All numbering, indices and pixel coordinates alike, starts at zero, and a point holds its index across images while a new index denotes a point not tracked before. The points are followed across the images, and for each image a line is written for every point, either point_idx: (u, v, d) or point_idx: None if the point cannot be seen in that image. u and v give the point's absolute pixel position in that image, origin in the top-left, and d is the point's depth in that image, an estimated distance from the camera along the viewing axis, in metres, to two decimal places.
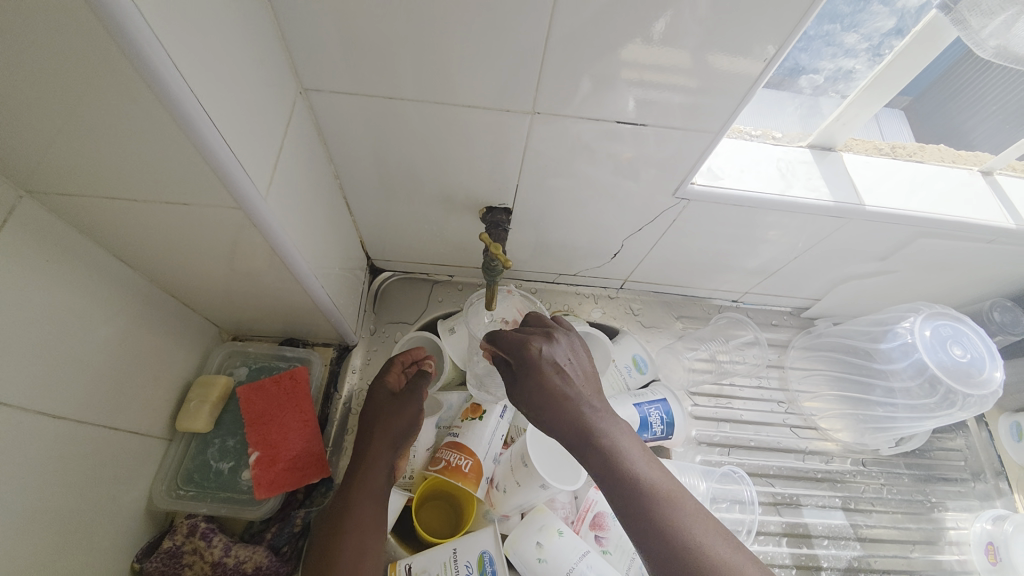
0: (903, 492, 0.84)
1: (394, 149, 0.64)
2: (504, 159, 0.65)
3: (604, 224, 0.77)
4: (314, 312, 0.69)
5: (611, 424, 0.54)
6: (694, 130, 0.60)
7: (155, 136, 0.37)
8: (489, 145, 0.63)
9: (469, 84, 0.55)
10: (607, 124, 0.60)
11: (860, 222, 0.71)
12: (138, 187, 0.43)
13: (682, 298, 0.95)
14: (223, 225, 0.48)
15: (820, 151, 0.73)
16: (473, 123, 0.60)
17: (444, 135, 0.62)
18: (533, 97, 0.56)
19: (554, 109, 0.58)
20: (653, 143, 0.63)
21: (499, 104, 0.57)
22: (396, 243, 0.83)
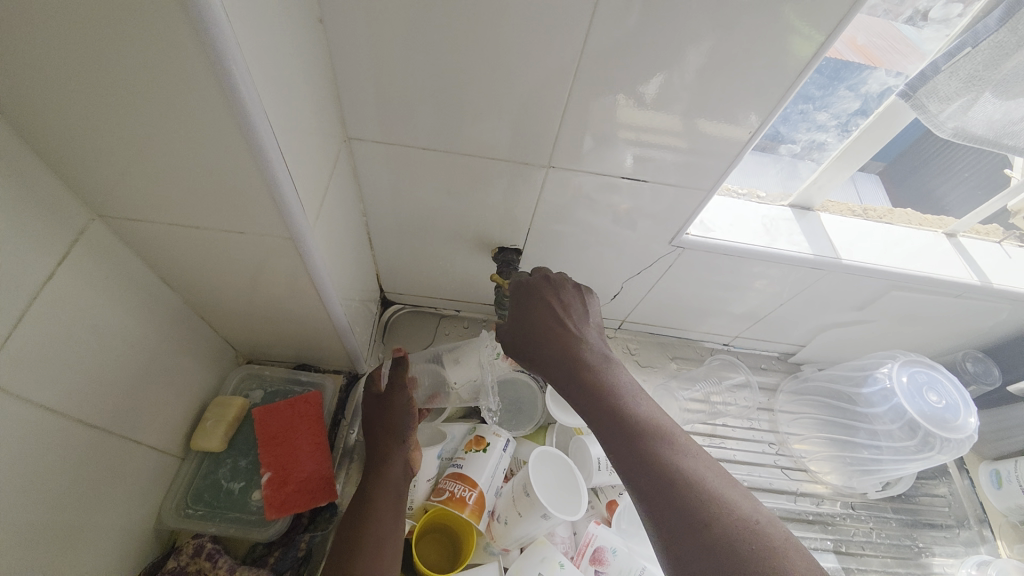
0: (892, 537, 0.86)
1: (421, 193, 0.71)
2: (519, 205, 0.72)
3: (606, 268, 0.83)
4: (332, 338, 0.73)
5: (609, 369, 0.56)
6: (689, 187, 0.68)
7: (235, 175, 0.43)
8: (506, 193, 0.70)
9: (493, 140, 0.63)
10: (610, 177, 0.68)
11: (838, 274, 0.78)
12: (204, 216, 0.48)
13: (675, 340, 1.01)
14: (272, 252, 0.53)
15: (799, 210, 0.81)
16: (493, 173, 0.67)
17: (467, 182, 0.69)
18: (549, 153, 0.64)
19: (566, 163, 0.66)
20: (650, 198, 0.70)
21: (519, 156, 0.65)
22: (409, 278, 0.88)
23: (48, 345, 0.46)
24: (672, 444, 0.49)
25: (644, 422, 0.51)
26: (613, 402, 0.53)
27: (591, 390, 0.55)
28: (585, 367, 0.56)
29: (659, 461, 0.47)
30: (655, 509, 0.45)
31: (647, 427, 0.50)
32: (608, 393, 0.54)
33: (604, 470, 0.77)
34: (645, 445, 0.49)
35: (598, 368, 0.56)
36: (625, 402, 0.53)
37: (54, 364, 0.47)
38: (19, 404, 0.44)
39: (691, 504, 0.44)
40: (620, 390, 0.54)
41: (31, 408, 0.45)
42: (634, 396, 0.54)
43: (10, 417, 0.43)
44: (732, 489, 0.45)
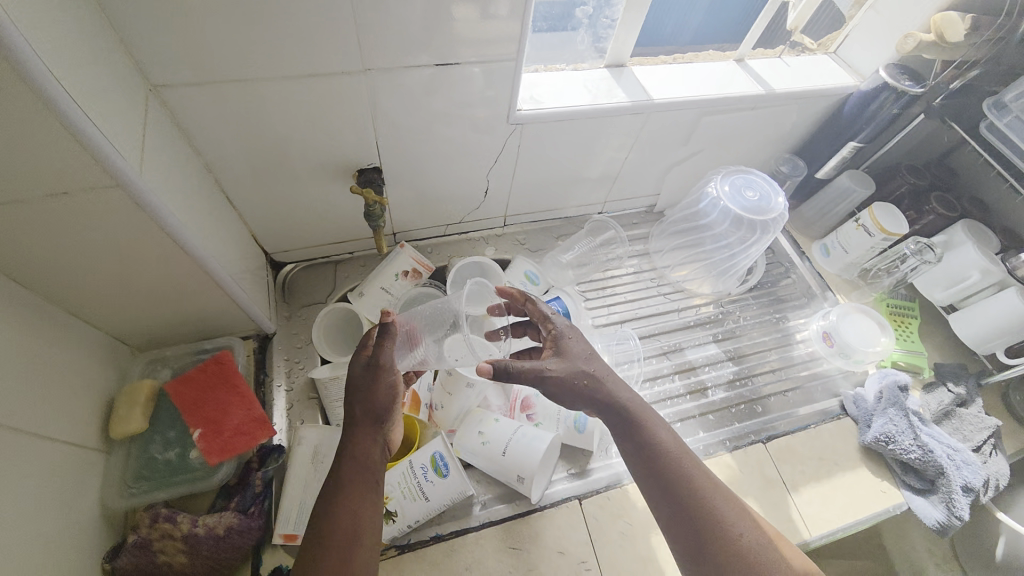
0: (755, 316, 1.07)
1: (259, 131, 0.71)
2: (358, 120, 0.74)
3: (468, 167, 0.89)
4: (221, 298, 0.74)
5: (645, 412, 0.63)
6: (498, 59, 0.71)
7: (22, 120, 0.42)
8: (340, 111, 0.72)
9: (304, 56, 0.63)
10: (427, 68, 0.70)
11: (656, 113, 0.90)
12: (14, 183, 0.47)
13: (557, 221, 1.12)
14: (110, 210, 0.53)
15: (615, 68, 0.90)
16: (320, 91, 0.69)
17: (299, 106, 0.70)
18: (360, 56, 0.66)
19: (383, 66, 0.68)
20: (472, 79, 0.73)
21: (335, 67, 0.66)
22: (287, 229, 0.89)
23: None
24: (701, 484, 0.59)
25: (682, 466, 0.60)
26: (654, 452, 0.61)
27: (636, 442, 0.61)
28: (628, 420, 0.62)
29: (694, 505, 0.58)
30: (685, 545, 0.57)
31: (688, 474, 0.59)
32: (654, 445, 0.61)
33: None
34: (685, 489, 0.59)
35: (639, 423, 0.62)
36: (665, 446, 0.61)
37: None
38: None
39: (717, 543, 0.56)
40: (659, 442, 0.61)
41: None
42: (668, 445, 0.61)
43: None
44: (740, 516, 0.58)
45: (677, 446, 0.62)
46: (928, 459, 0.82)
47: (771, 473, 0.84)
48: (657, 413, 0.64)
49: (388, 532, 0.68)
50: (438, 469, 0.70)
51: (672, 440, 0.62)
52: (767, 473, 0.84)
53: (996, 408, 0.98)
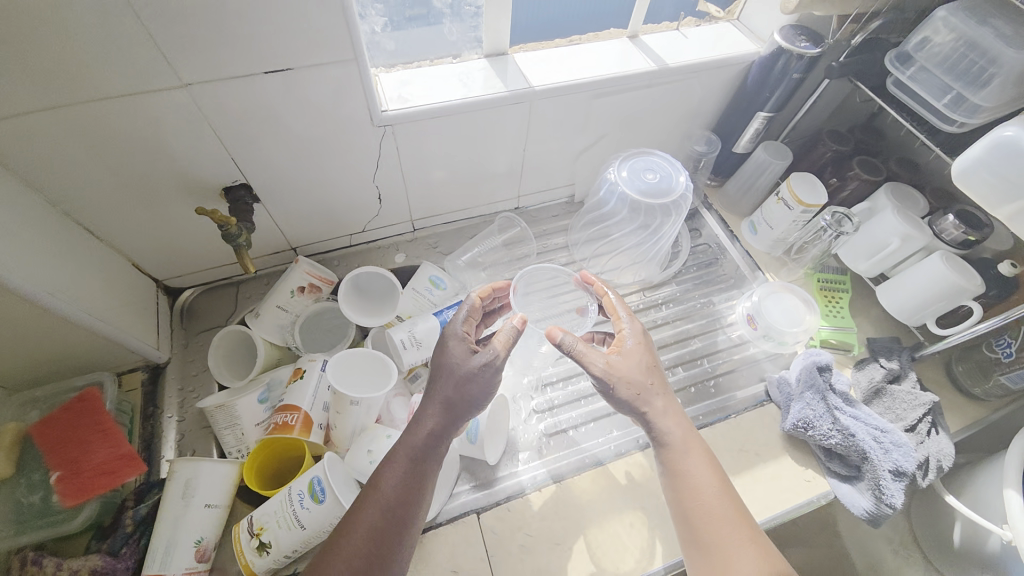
0: (680, 303, 1.02)
1: (92, 158, 0.65)
2: (203, 138, 0.69)
3: (350, 176, 0.85)
4: (85, 335, 0.71)
5: (661, 405, 0.71)
6: (335, 61, 0.66)
7: None
8: (177, 129, 0.66)
9: (115, 75, 0.58)
10: (257, 78, 0.64)
11: (541, 101, 0.86)
12: None
13: (471, 221, 1.08)
14: None
15: (495, 57, 0.86)
16: (143, 110, 0.63)
17: (129, 129, 0.64)
18: (174, 70, 0.60)
19: (206, 77, 0.62)
20: (317, 85, 0.68)
21: (147, 84, 0.59)
22: (172, 256, 0.86)
23: None
24: (694, 462, 0.68)
25: (683, 446, 0.69)
26: (658, 432, 0.70)
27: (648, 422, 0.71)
28: (641, 405, 0.71)
29: (684, 474, 0.68)
30: (678, 508, 0.67)
31: (682, 451, 0.69)
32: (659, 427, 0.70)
33: (410, 348, 0.84)
34: (680, 460, 0.69)
35: (654, 409, 0.71)
36: (672, 427, 0.70)
37: None
38: None
39: (700, 513, 0.65)
40: (666, 425, 0.70)
41: None
42: (672, 430, 0.70)
43: None
44: (721, 494, 0.67)
45: (679, 433, 0.70)
46: (850, 444, 0.79)
47: None
48: (674, 407, 0.72)
49: (261, 564, 0.66)
50: (315, 494, 0.67)
51: (679, 428, 0.70)
52: None
53: (935, 382, 0.92)
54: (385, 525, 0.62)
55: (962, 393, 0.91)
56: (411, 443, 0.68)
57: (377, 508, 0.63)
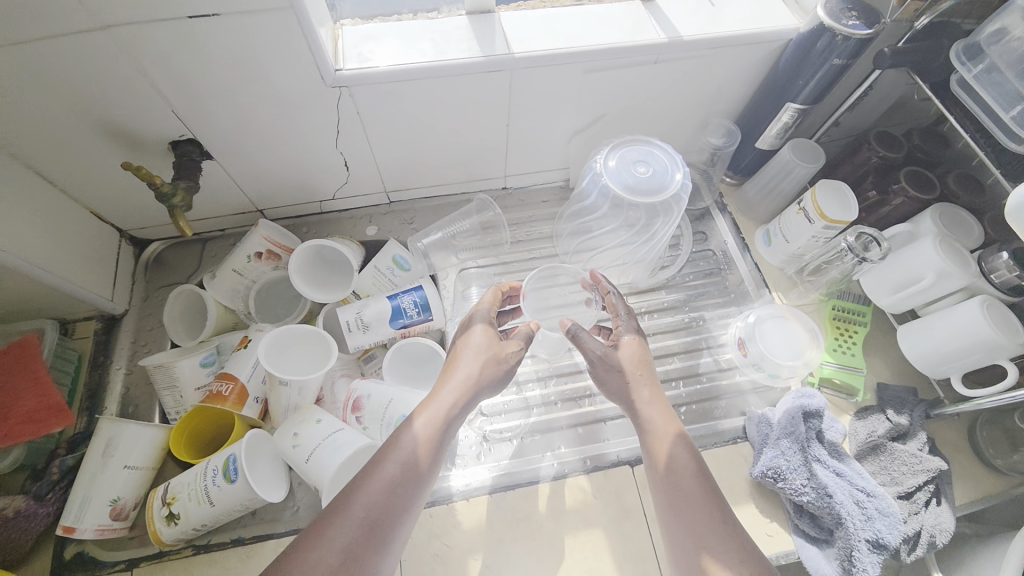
0: (668, 314, 0.91)
1: (18, 109, 0.62)
2: (137, 89, 0.65)
3: (310, 138, 0.79)
4: (27, 281, 0.70)
5: (666, 411, 0.67)
6: (273, 9, 0.59)
7: None
8: (105, 78, 0.62)
9: (35, 12, 0.54)
10: (182, 23, 0.58)
11: (523, 70, 0.75)
12: None
13: (452, 198, 1.00)
14: None
15: (478, 15, 0.76)
16: (62, 55, 0.59)
17: (53, 73, 0.60)
18: (86, 8, 0.55)
19: (123, 20, 0.56)
20: (256, 34, 0.61)
21: (61, 26, 0.55)
22: (134, 208, 0.84)
23: None
24: (698, 479, 0.60)
25: (691, 460, 0.62)
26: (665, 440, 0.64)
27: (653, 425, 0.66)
28: (641, 404, 0.67)
29: (696, 490, 0.59)
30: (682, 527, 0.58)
31: (690, 463, 0.62)
32: (670, 435, 0.64)
33: (356, 330, 0.80)
34: (692, 475, 0.61)
35: (656, 412, 0.67)
36: (681, 439, 0.64)
37: None
38: None
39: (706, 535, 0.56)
40: (677, 435, 0.64)
41: None
42: (685, 441, 0.64)
43: None
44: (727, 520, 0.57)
45: (680, 446, 0.63)
46: (825, 505, 0.69)
47: (631, 502, 0.73)
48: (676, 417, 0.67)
49: (170, 534, 0.65)
50: (227, 473, 0.64)
51: (687, 442, 0.64)
52: (627, 501, 0.73)
53: (950, 443, 0.79)
54: (382, 496, 0.58)
55: (981, 460, 0.77)
56: (432, 410, 0.65)
57: (382, 475, 0.59)
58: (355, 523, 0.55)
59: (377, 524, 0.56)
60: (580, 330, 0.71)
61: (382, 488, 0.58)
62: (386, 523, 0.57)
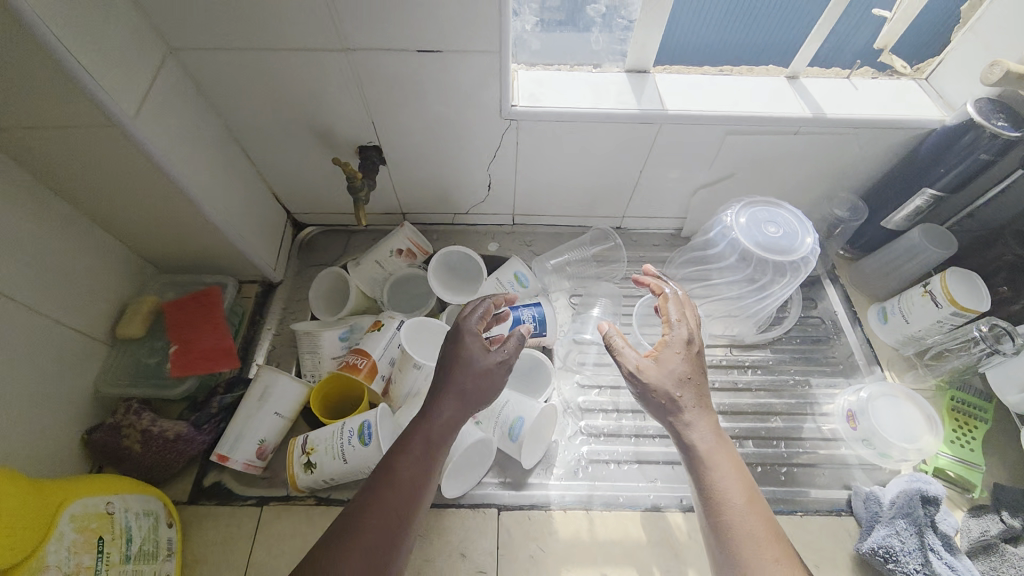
0: (770, 373, 0.92)
1: (250, 98, 0.76)
2: (352, 101, 0.78)
3: (469, 159, 0.90)
4: (224, 243, 0.84)
5: (708, 437, 0.61)
6: (483, 52, 0.70)
7: (31, 67, 0.52)
8: (327, 88, 0.76)
9: (304, 35, 0.67)
10: (410, 54, 0.71)
11: (671, 126, 0.82)
12: (38, 113, 0.57)
13: (570, 229, 1.08)
14: (117, 147, 0.63)
15: (636, 74, 0.85)
16: (306, 66, 0.72)
17: (294, 79, 0.74)
18: (342, 36, 0.68)
19: (364, 45, 0.69)
20: (460, 69, 0.73)
21: (312, 43, 0.69)
22: (305, 196, 0.98)
23: None
24: (745, 525, 0.56)
25: (738, 506, 0.57)
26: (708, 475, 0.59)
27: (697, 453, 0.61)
28: (683, 425, 0.62)
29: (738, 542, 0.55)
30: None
31: (734, 509, 0.57)
32: (705, 467, 0.60)
33: (478, 332, 0.86)
34: (735, 526, 0.56)
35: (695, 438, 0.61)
36: (716, 476, 0.59)
37: None
38: None
39: None
40: (712, 469, 0.60)
41: None
42: (725, 482, 0.59)
43: None
44: None
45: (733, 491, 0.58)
46: None
47: None
48: (723, 443, 0.61)
49: (304, 480, 0.73)
50: (362, 437, 0.72)
51: (731, 479, 0.59)
52: None
53: None
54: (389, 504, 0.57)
55: None
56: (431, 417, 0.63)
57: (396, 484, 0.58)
58: (371, 534, 0.54)
59: (395, 533, 0.56)
60: (615, 335, 0.66)
61: (397, 496, 0.57)
62: (401, 534, 0.56)
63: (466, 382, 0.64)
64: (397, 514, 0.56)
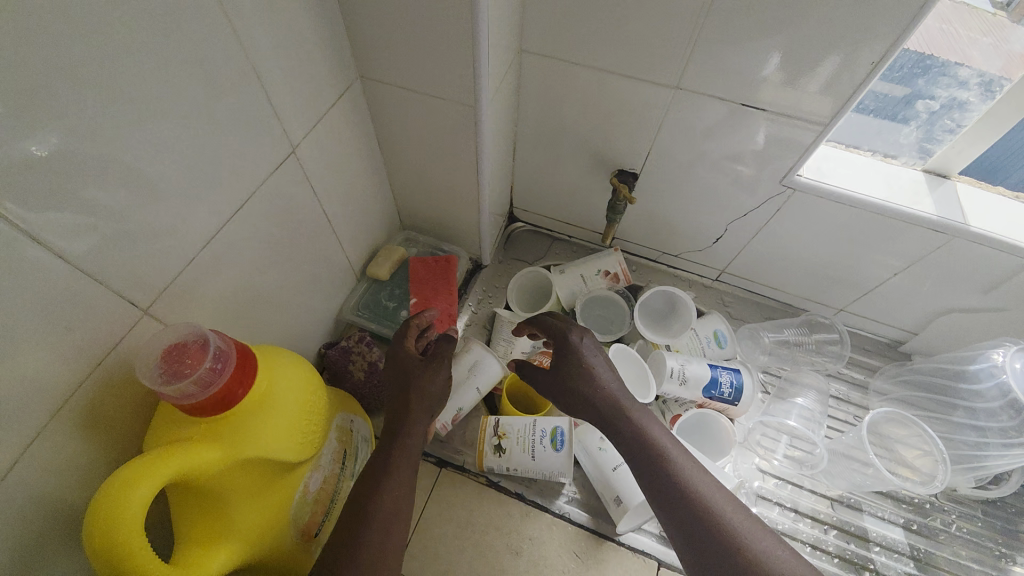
0: (980, 537, 0.81)
1: (552, 105, 0.82)
2: (642, 131, 0.80)
3: (716, 210, 0.89)
4: (472, 221, 0.91)
5: (682, 460, 0.60)
6: (808, 121, 0.69)
7: (452, 48, 0.59)
8: (625, 117, 0.79)
9: (642, 63, 0.71)
10: (732, 104, 0.71)
11: (963, 242, 0.76)
12: (425, 82, 0.65)
13: (774, 303, 1.03)
14: (460, 124, 0.70)
15: (934, 177, 0.79)
16: (624, 90, 0.75)
17: (603, 97, 0.78)
18: (681, 72, 0.70)
19: (693, 85, 0.71)
20: (771, 129, 0.72)
21: (648, 73, 0.72)
22: (536, 196, 1.03)
23: (323, 160, 0.68)
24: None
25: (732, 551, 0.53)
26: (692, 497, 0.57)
27: (676, 479, 0.58)
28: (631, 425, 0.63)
29: None
30: None
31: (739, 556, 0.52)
32: (687, 491, 0.57)
33: (674, 379, 0.85)
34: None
35: (665, 454, 0.60)
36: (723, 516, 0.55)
37: (322, 177, 0.69)
38: (309, 193, 0.66)
39: None
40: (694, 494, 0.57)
41: (311, 199, 0.68)
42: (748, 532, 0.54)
43: (299, 196, 0.65)
44: None
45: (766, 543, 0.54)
46: None
47: None
48: (709, 477, 0.59)
49: (490, 459, 0.77)
50: (553, 440, 0.75)
51: (746, 528, 0.55)
52: None
53: None
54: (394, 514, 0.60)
55: None
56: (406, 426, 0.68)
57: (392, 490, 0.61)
58: (378, 540, 0.58)
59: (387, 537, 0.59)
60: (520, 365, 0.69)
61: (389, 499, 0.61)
62: (387, 537, 0.59)
63: (412, 400, 0.69)
64: (386, 524, 0.59)
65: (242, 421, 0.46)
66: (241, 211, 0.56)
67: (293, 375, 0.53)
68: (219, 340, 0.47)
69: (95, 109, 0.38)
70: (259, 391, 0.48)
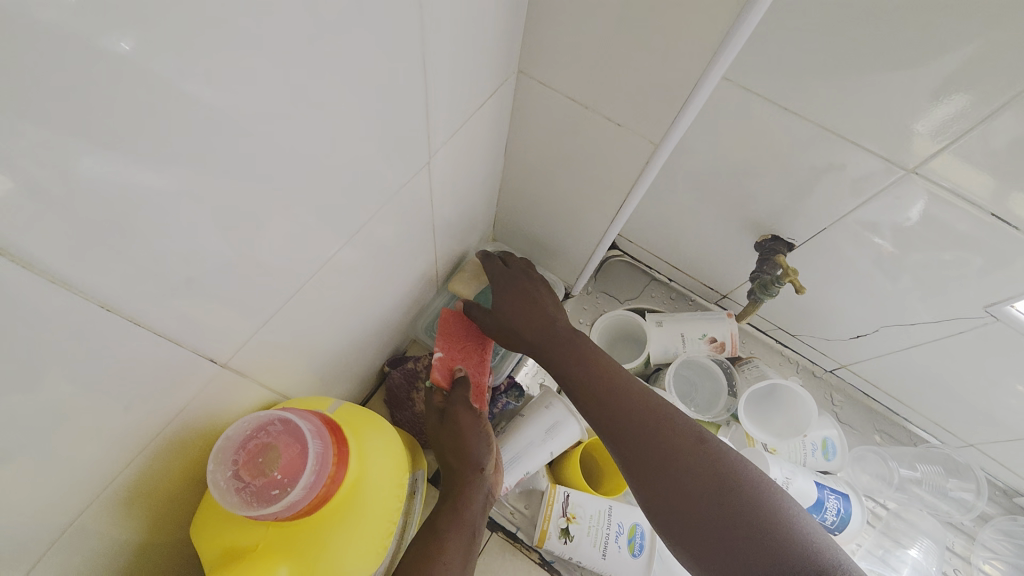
0: None
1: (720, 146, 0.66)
2: (825, 206, 0.65)
3: (872, 309, 0.75)
4: (582, 253, 0.78)
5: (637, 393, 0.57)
6: None
7: (669, 72, 0.46)
8: (812, 184, 0.63)
9: (872, 132, 0.54)
10: (973, 210, 0.55)
11: None
12: (605, 100, 0.52)
13: (888, 414, 0.90)
14: (626, 155, 0.57)
15: None
16: (831, 155, 0.59)
17: (794, 157, 0.61)
18: (925, 155, 0.53)
19: (934, 174, 0.54)
20: (1007, 250, 0.56)
21: (878, 145, 0.55)
22: (649, 233, 0.89)
23: (449, 168, 0.55)
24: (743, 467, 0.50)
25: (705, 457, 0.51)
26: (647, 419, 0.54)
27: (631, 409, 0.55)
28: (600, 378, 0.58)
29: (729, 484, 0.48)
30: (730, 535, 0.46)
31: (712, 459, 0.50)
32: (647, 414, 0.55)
33: None
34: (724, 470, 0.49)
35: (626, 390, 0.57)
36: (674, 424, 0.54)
37: (442, 188, 0.57)
38: (424, 204, 0.55)
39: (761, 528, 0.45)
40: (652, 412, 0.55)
41: (425, 212, 0.56)
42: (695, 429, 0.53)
43: (415, 209, 0.53)
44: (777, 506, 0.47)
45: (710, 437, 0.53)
46: None
47: None
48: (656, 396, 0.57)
49: (551, 542, 0.67)
50: (631, 543, 0.66)
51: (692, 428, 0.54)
52: None
53: None
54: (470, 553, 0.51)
55: None
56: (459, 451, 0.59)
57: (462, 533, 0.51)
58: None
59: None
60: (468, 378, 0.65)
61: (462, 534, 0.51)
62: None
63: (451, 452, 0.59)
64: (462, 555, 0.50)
65: (318, 536, 0.37)
66: (357, 238, 0.45)
67: (387, 486, 0.43)
68: (307, 424, 0.39)
69: (239, 129, 0.26)
70: (341, 500, 0.39)
